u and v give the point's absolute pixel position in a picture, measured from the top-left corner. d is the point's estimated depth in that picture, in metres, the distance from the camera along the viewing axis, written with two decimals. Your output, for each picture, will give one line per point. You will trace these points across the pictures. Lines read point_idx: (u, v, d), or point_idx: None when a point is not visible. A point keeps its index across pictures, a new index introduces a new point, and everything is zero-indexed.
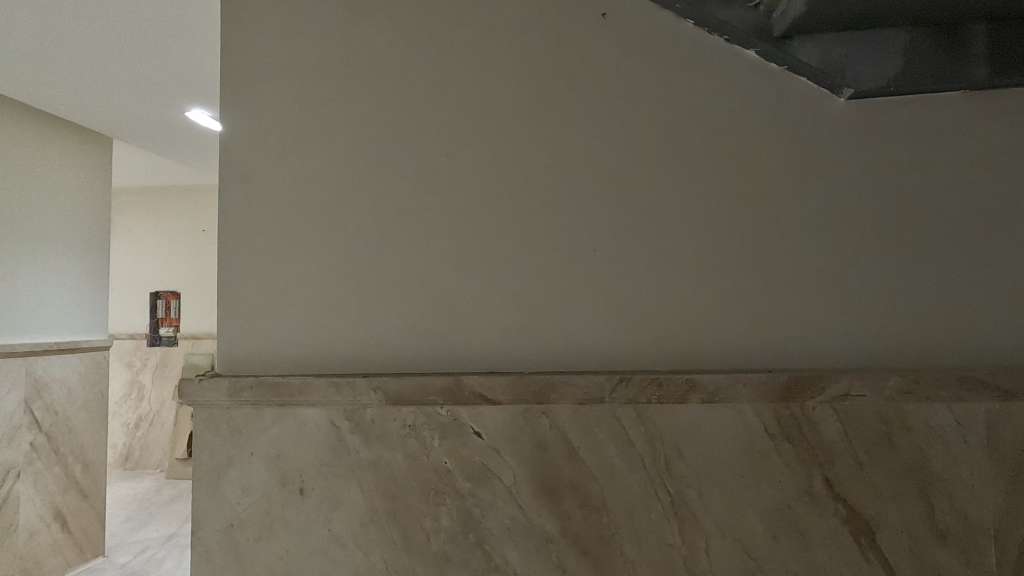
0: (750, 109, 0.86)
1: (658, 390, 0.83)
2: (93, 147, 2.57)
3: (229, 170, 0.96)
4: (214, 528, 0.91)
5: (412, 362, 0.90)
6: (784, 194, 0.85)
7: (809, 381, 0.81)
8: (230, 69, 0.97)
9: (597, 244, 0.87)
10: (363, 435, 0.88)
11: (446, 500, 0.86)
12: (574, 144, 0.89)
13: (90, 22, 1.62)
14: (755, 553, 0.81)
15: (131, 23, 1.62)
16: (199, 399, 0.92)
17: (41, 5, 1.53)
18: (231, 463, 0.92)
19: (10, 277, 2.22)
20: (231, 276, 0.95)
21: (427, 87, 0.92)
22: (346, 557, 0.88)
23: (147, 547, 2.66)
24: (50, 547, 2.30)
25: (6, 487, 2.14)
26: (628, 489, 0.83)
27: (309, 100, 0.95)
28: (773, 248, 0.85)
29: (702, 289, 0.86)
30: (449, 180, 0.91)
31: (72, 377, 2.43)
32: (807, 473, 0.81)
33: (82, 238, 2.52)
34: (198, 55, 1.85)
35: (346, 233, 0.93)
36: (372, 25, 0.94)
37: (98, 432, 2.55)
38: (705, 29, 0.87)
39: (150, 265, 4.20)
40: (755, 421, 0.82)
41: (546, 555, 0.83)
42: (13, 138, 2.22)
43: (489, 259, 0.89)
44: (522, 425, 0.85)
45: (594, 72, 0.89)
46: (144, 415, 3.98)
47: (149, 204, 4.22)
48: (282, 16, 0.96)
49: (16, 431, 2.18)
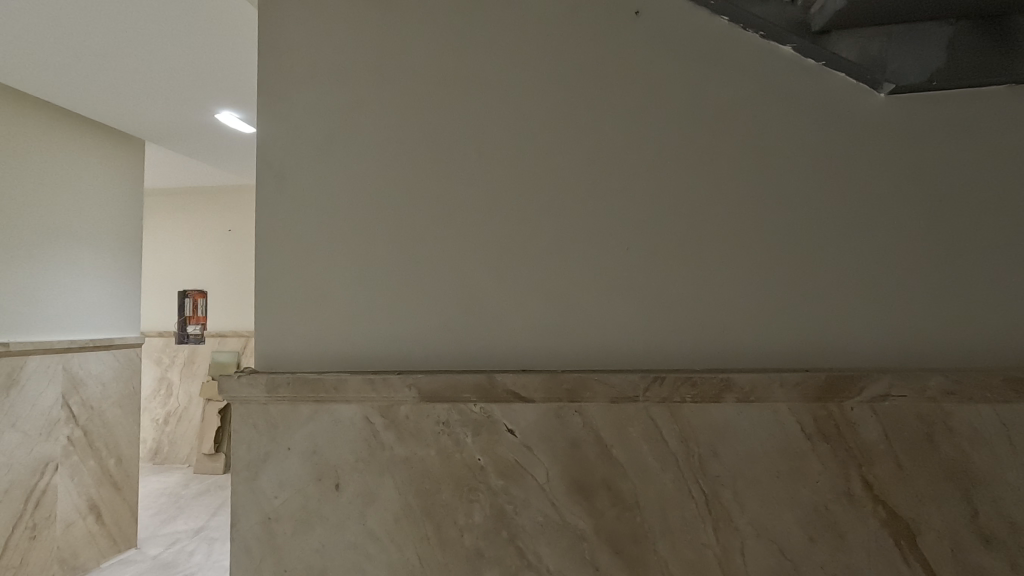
0: (786, 105, 0.86)
1: (692, 389, 0.82)
2: (126, 149, 2.64)
3: (266, 171, 0.98)
4: (253, 522, 0.93)
5: (446, 359, 0.91)
6: (823, 191, 0.84)
7: (848, 380, 0.80)
8: (266, 71, 0.99)
9: (630, 242, 0.87)
10: (397, 431, 0.90)
11: (479, 497, 0.87)
12: (608, 143, 0.89)
13: (125, 21, 1.63)
14: (791, 555, 0.80)
15: (166, 21, 1.63)
16: (237, 395, 0.94)
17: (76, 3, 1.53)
18: (268, 458, 0.93)
19: (50, 276, 2.30)
20: (268, 274, 0.97)
21: (459, 87, 0.93)
22: (380, 551, 0.89)
23: (178, 539, 2.73)
24: (86, 538, 2.37)
25: (45, 479, 2.21)
26: (661, 487, 0.83)
27: (344, 101, 0.96)
28: (810, 246, 0.84)
29: (737, 287, 0.85)
30: (483, 179, 0.91)
31: (107, 373, 2.50)
32: (845, 474, 0.80)
33: (116, 237, 2.59)
34: (230, 53, 1.86)
35: (380, 232, 0.94)
36: (405, 26, 0.95)
37: (130, 426, 2.62)
38: (740, 25, 0.87)
39: (178, 264, 4.30)
40: (791, 421, 0.81)
41: (579, 553, 0.84)
42: (51, 140, 2.29)
43: (522, 259, 0.90)
44: (554, 423, 0.85)
45: (626, 70, 0.89)
46: (173, 410, 4.08)
47: (178, 205, 4.33)
48: (317, 19, 0.98)
49: (54, 424, 2.26)
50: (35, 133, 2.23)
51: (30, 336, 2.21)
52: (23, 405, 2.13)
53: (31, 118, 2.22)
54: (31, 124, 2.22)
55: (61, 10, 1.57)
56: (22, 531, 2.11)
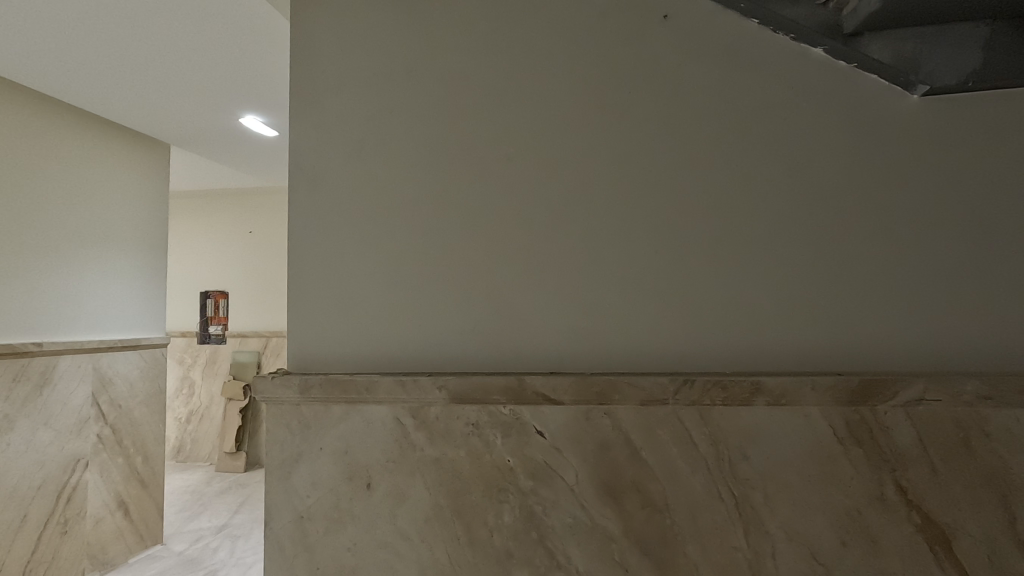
0: (817, 107, 0.85)
1: (722, 392, 0.82)
2: (151, 153, 2.70)
3: (298, 175, 1.00)
4: (286, 521, 0.95)
5: (475, 361, 0.92)
6: (855, 194, 0.84)
7: (882, 384, 0.79)
8: (296, 77, 1.01)
9: (659, 245, 0.88)
10: (427, 432, 0.91)
11: (508, 498, 0.88)
12: (637, 146, 0.89)
13: (143, 20, 1.62)
14: (823, 559, 0.80)
15: (182, 20, 1.62)
16: (270, 396, 0.96)
17: (93, 2, 1.53)
18: (301, 457, 0.95)
19: (80, 278, 2.35)
20: (300, 277, 0.99)
21: (487, 92, 0.94)
22: (410, 550, 0.90)
23: (202, 536, 2.78)
24: (115, 533, 2.42)
25: (75, 476, 2.26)
26: (690, 489, 0.83)
27: (374, 107, 0.98)
28: (842, 249, 0.84)
29: (766, 290, 0.85)
30: (511, 183, 0.92)
31: (134, 373, 2.55)
32: (878, 479, 0.79)
33: (142, 238, 2.65)
34: (246, 53, 1.85)
35: (409, 236, 0.95)
36: (434, 32, 0.96)
37: (156, 425, 2.68)
38: (770, 28, 0.87)
39: (200, 266, 4.37)
40: (823, 424, 0.81)
41: (608, 555, 0.84)
42: (80, 144, 2.35)
43: (551, 262, 0.90)
44: (584, 424, 0.86)
45: (654, 72, 0.89)
46: (195, 409, 4.16)
47: (200, 207, 4.40)
48: (347, 25, 1.00)
49: (85, 423, 2.31)
50: (66, 138, 2.29)
51: (62, 337, 2.27)
52: (56, 404, 2.19)
53: (63, 125, 2.28)
54: (62, 129, 2.28)
55: (90, 16, 1.60)
56: (54, 525, 2.17)
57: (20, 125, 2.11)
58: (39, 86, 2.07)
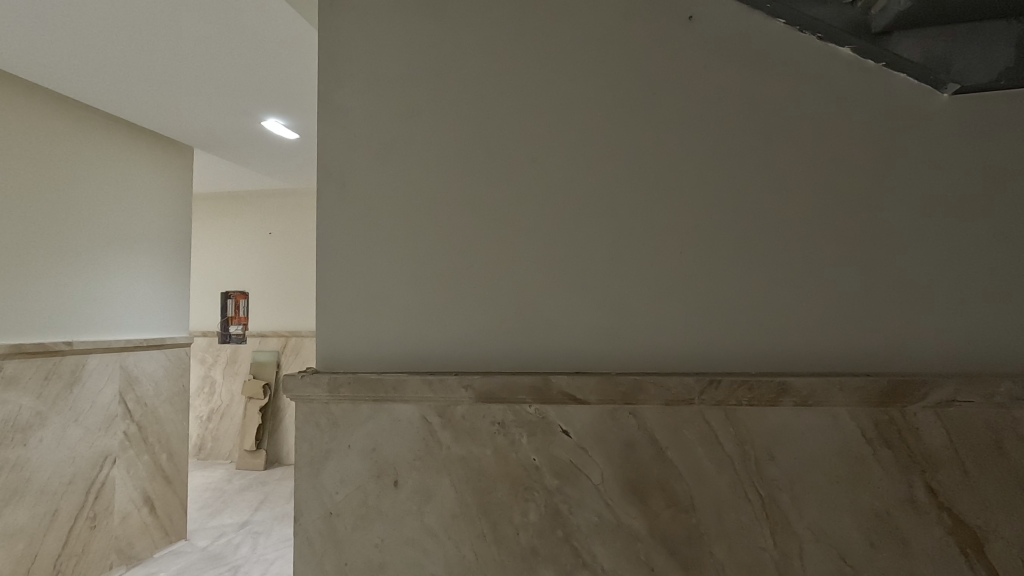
0: (844, 106, 0.85)
1: (749, 392, 0.82)
2: (176, 156, 2.76)
3: (326, 178, 1.02)
4: (314, 517, 0.97)
5: (501, 360, 0.93)
6: (882, 194, 0.84)
7: (911, 385, 0.78)
8: (324, 82, 1.03)
9: (684, 246, 0.88)
10: (454, 431, 0.92)
11: (534, 496, 0.88)
12: (664, 148, 0.89)
13: (162, 21, 1.63)
14: (851, 560, 0.80)
15: (199, 19, 1.62)
16: (299, 394, 0.98)
17: (121, 8, 1.56)
18: (329, 455, 0.97)
19: (107, 278, 2.41)
20: (327, 279, 1.01)
21: (513, 94, 0.95)
22: (437, 547, 0.92)
23: (224, 532, 2.83)
24: (141, 528, 2.48)
25: (104, 472, 2.32)
26: (716, 489, 0.83)
27: (400, 110, 0.99)
28: (870, 250, 0.83)
29: (793, 291, 0.85)
30: (537, 185, 0.93)
31: (159, 371, 2.61)
32: (908, 480, 0.79)
33: (167, 239, 2.71)
34: (263, 53, 1.85)
35: (435, 238, 0.97)
36: (460, 35, 0.98)
37: (180, 423, 2.73)
38: (796, 28, 0.87)
39: (221, 266, 4.43)
40: (851, 425, 0.80)
41: (634, 554, 0.85)
42: (108, 148, 2.41)
43: (576, 262, 0.91)
44: (609, 424, 0.86)
45: (679, 73, 0.89)
46: (216, 408, 4.25)
47: (222, 209, 4.47)
48: (374, 30, 1.02)
49: (113, 419, 2.37)
50: (95, 141, 2.35)
51: (91, 336, 2.32)
52: (85, 401, 2.25)
53: (92, 129, 2.34)
54: (91, 134, 2.34)
55: (117, 23, 1.63)
56: (84, 519, 2.23)
57: (51, 129, 2.17)
58: (69, 91, 2.13)
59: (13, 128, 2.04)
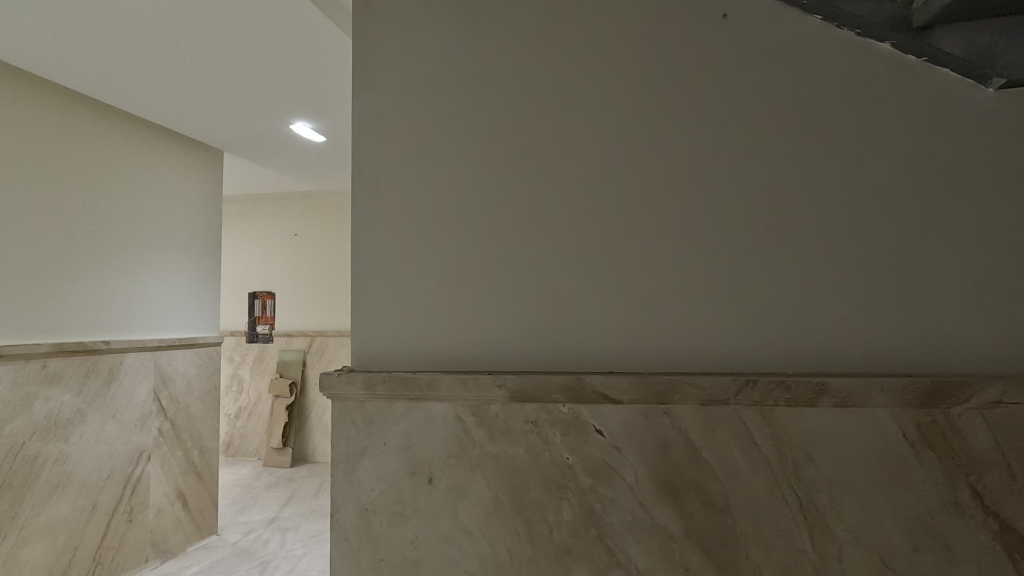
0: (884, 103, 0.84)
1: (786, 393, 0.81)
2: (206, 159, 2.83)
3: (361, 180, 1.04)
4: (351, 513, 0.99)
5: (534, 360, 0.94)
6: (924, 193, 0.82)
7: (956, 387, 0.77)
8: (359, 86, 1.05)
9: (718, 246, 0.88)
10: (487, 429, 0.93)
11: (568, 494, 0.89)
12: (697, 147, 0.89)
13: (199, 28, 1.67)
14: (893, 564, 0.78)
15: (228, 24, 1.65)
16: (336, 392, 1.00)
17: (160, 16, 1.61)
18: (365, 452, 0.99)
19: (143, 279, 2.48)
20: (362, 279, 1.03)
21: (546, 95, 0.96)
22: (471, 544, 0.93)
23: (253, 528, 2.88)
24: (174, 522, 2.54)
25: (139, 467, 2.39)
26: (753, 490, 0.82)
27: (433, 112, 1.01)
28: (910, 250, 0.82)
29: (830, 290, 0.84)
30: (570, 185, 0.94)
31: (191, 370, 2.67)
32: (952, 482, 0.77)
33: (199, 241, 2.78)
34: (289, 56, 1.88)
35: (468, 238, 0.98)
36: (493, 37, 0.99)
37: (211, 420, 2.79)
38: (833, 24, 0.86)
39: (247, 267, 4.52)
40: (892, 427, 0.79)
41: (669, 554, 0.85)
42: (143, 152, 2.48)
43: (608, 262, 0.92)
44: (643, 424, 0.86)
45: (713, 72, 0.89)
46: (244, 406, 4.35)
47: (249, 211, 4.56)
48: (407, 33, 1.03)
49: (147, 417, 2.43)
50: (131, 146, 2.43)
51: (129, 335, 2.40)
52: (122, 399, 2.32)
53: (129, 135, 2.42)
54: (127, 139, 2.41)
55: (155, 30, 1.69)
56: (121, 514, 2.30)
57: (91, 136, 2.25)
58: (107, 97, 2.20)
59: (56, 135, 2.12)
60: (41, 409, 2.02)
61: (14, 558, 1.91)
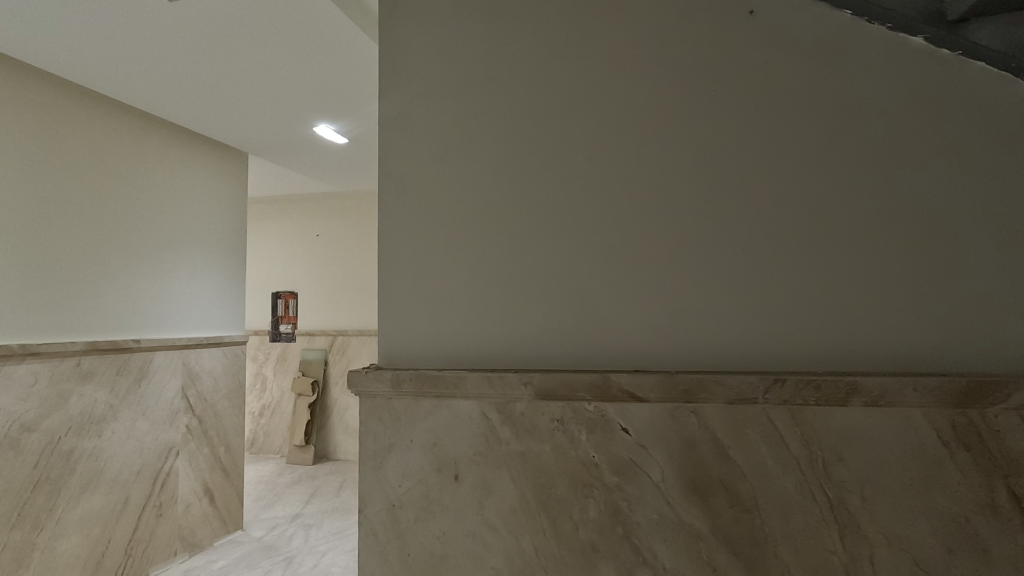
0: (917, 99, 0.82)
1: (815, 392, 0.81)
2: (231, 162, 2.89)
3: (388, 181, 1.05)
4: (379, 508, 1.00)
5: (560, 359, 0.94)
6: (960, 190, 0.81)
7: (992, 387, 0.75)
8: (386, 88, 1.06)
9: (745, 244, 0.87)
10: (513, 427, 0.93)
11: (594, 492, 0.89)
12: (724, 146, 0.89)
13: (225, 32, 1.71)
14: (926, 566, 0.77)
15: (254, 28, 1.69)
16: (365, 390, 1.02)
17: (188, 22, 1.65)
18: (393, 448, 1.00)
19: (172, 279, 2.55)
20: (389, 278, 1.05)
21: (571, 95, 0.96)
22: (497, 540, 0.93)
23: (278, 524, 2.93)
24: (201, 517, 2.60)
25: (168, 463, 2.44)
26: (782, 489, 0.82)
27: (458, 113, 1.02)
28: (944, 248, 0.81)
29: (859, 290, 0.83)
30: (595, 184, 0.94)
31: (218, 368, 2.73)
32: (988, 484, 0.76)
33: (225, 241, 2.84)
34: (313, 59, 1.91)
35: (493, 238, 0.99)
36: (518, 38, 0.99)
37: (237, 417, 2.85)
38: (864, 19, 0.85)
39: (270, 267, 4.59)
40: (925, 427, 0.78)
41: (696, 554, 0.84)
42: (172, 156, 2.55)
43: (634, 261, 0.92)
44: (669, 423, 0.86)
45: (740, 69, 0.88)
46: (268, 404, 4.43)
47: (273, 212, 4.64)
48: (432, 35, 1.04)
49: (175, 414, 2.49)
50: (160, 149, 2.49)
51: (159, 333, 2.46)
52: (151, 396, 2.38)
53: (158, 138, 2.49)
54: (156, 142, 2.48)
55: (183, 35, 1.73)
56: (151, 508, 2.36)
57: (121, 139, 2.32)
58: (137, 102, 2.26)
59: (88, 139, 2.18)
60: (76, 404, 2.08)
61: (50, 550, 1.97)
